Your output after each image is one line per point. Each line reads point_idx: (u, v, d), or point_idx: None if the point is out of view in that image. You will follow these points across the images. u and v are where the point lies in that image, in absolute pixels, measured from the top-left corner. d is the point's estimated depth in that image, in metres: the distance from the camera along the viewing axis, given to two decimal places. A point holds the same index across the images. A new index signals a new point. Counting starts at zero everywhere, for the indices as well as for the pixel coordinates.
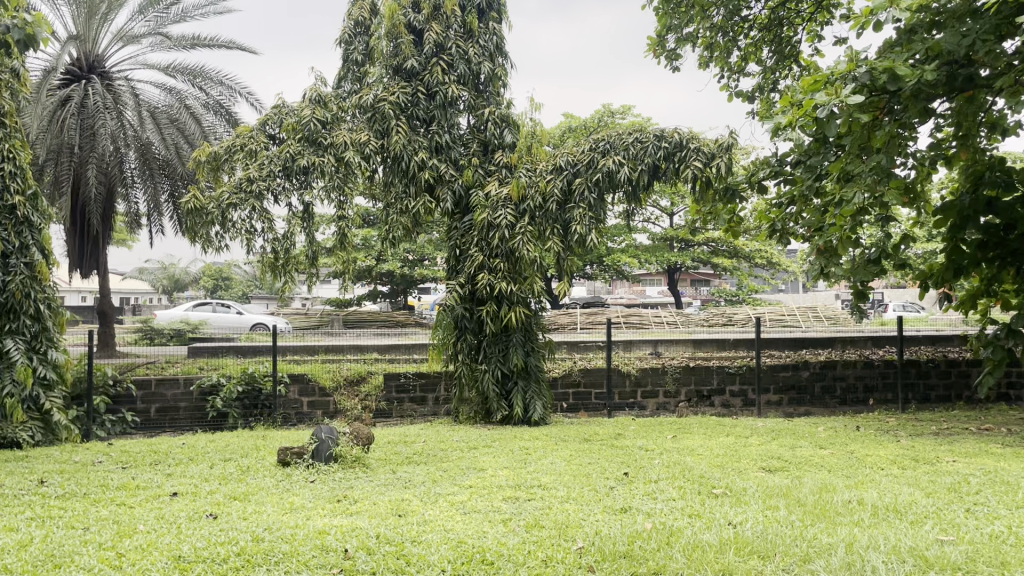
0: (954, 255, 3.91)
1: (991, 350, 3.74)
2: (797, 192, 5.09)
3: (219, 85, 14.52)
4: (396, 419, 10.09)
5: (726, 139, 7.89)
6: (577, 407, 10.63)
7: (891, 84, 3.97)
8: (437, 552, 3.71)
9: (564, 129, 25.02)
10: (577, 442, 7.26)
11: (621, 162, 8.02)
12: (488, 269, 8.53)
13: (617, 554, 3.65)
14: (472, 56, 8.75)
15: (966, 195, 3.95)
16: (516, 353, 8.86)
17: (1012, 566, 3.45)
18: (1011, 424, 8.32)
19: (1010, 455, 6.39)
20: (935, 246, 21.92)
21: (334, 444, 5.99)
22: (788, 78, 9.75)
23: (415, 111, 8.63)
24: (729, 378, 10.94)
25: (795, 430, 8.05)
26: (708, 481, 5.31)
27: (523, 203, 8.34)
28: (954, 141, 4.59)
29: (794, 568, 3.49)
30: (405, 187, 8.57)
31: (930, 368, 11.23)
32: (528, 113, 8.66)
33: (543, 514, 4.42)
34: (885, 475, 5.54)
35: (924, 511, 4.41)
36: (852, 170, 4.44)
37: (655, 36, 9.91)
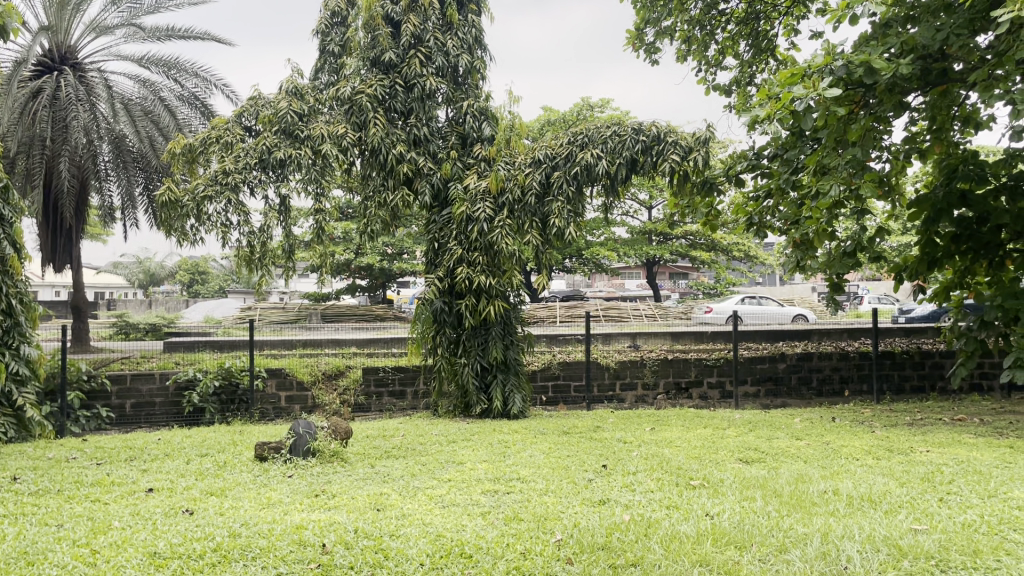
0: (928, 248, 4.06)
1: (963, 342, 3.86)
2: (773, 184, 5.18)
3: (194, 77, 14.38)
4: (375, 413, 10.07)
5: (703, 133, 7.95)
6: (557, 400, 10.63)
7: (868, 78, 4.06)
8: (415, 545, 3.70)
9: (543, 123, 25.03)
10: (555, 435, 7.24)
11: (600, 156, 8.03)
12: (467, 262, 8.53)
13: (595, 546, 3.66)
14: (450, 49, 8.71)
15: (940, 187, 4.02)
16: (495, 346, 8.84)
17: (983, 554, 3.49)
18: (983, 414, 8.43)
19: (983, 446, 6.47)
20: (909, 238, 22.14)
21: (312, 439, 5.96)
22: (765, 72, 9.83)
23: (392, 103, 8.53)
24: (707, 370, 11.02)
25: (772, 421, 8.11)
26: (685, 473, 5.34)
27: (502, 195, 8.33)
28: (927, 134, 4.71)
29: (771, 558, 3.52)
30: (383, 180, 8.50)
31: (905, 359, 11.35)
32: (507, 106, 8.58)
33: (521, 506, 4.42)
34: (859, 465, 5.60)
35: (898, 500, 4.47)
36: (829, 163, 4.48)
37: (634, 29, 9.93)
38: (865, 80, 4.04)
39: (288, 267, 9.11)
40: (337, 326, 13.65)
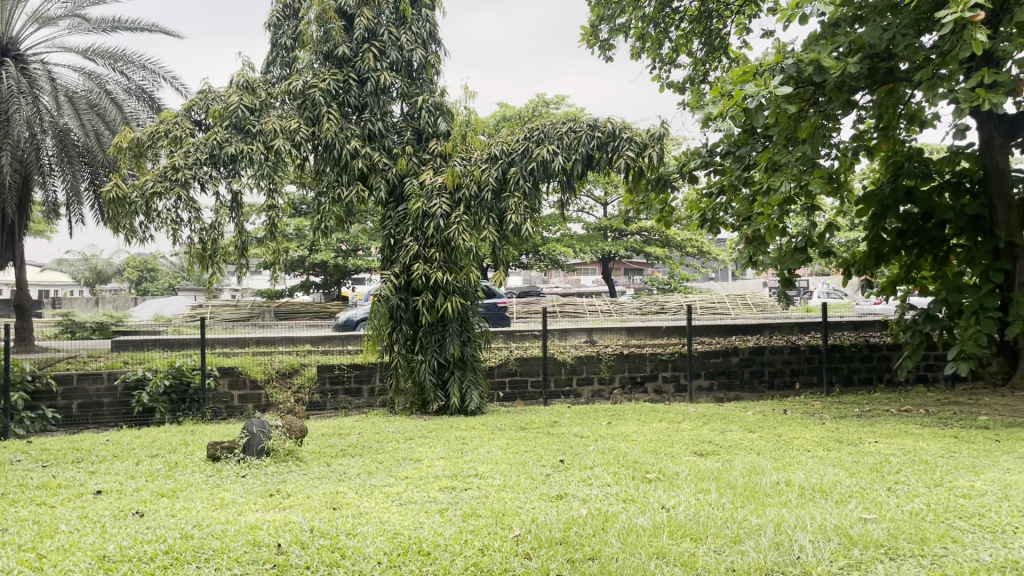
0: (876, 241, 8.40)
1: (913, 331, 8.03)
2: (730, 183, 7.31)
3: (141, 70, 14.09)
4: (330, 412, 9.96)
5: (657, 129, 8.05)
6: (514, 396, 10.64)
7: (818, 74, 6.12)
8: (372, 543, 3.68)
9: (499, 119, 25.00)
10: (513, 431, 7.26)
11: (556, 152, 8.05)
12: (424, 259, 8.46)
13: (553, 540, 3.68)
14: (404, 43, 8.66)
15: (887, 188, 8.19)
16: (452, 343, 8.79)
17: (930, 542, 3.58)
18: (929, 406, 8.66)
19: (929, 436, 6.65)
20: (856, 234, 22.57)
21: (267, 438, 5.86)
22: (718, 70, 10.02)
23: (346, 98, 8.44)
24: (662, 365, 11.13)
25: (725, 414, 8.25)
26: (641, 466, 5.39)
27: (458, 191, 8.30)
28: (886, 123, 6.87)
29: (725, 549, 3.57)
30: (337, 175, 8.40)
31: (853, 352, 11.59)
32: (462, 101, 8.55)
33: (479, 502, 4.42)
34: (810, 457, 5.71)
35: (848, 490, 4.57)
36: (780, 159, 6.59)
37: (589, 26, 9.98)
38: (819, 77, 6.13)
39: (241, 264, 8.97)
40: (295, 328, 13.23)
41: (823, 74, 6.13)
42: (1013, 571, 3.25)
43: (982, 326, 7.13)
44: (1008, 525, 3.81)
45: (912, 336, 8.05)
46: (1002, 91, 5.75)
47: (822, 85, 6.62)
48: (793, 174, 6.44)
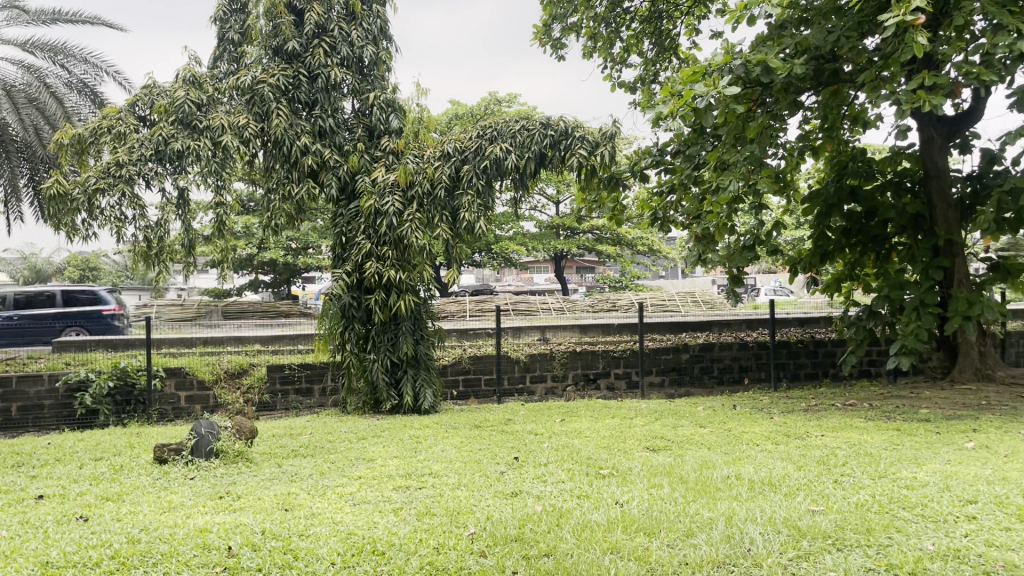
0: (821, 240, 8.60)
1: (858, 329, 8.25)
2: (680, 180, 7.38)
3: (83, 64, 13.68)
4: (281, 412, 9.82)
5: (609, 128, 8.12)
6: (467, 394, 10.63)
7: (766, 74, 6.24)
8: (325, 544, 3.63)
9: (451, 117, 24.91)
10: (467, 429, 7.25)
11: (508, 150, 8.07)
12: (376, 257, 8.39)
13: (508, 538, 3.69)
14: (355, 40, 8.56)
15: (833, 189, 8.37)
16: (405, 342, 8.73)
17: (876, 532, 3.67)
18: (873, 400, 8.90)
19: (873, 429, 6.83)
20: (802, 232, 23.03)
21: (216, 439, 5.75)
22: (668, 71, 10.16)
23: (296, 94, 8.31)
24: (614, 362, 11.23)
25: (677, 410, 8.35)
26: (595, 462, 5.43)
27: (411, 189, 8.28)
28: (831, 119, 7.01)
29: (678, 542, 3.61)
30: (287, 172, 8.29)
31: (799, 348, 11.83)
32: (414, 98, 8.49)
33: (434, 501, 4.41)
34: (760, 451, 5.81)
35: (797, 483, 4.67)
36: (729, 158, 6.72)
37: (541, 24, 10.00)
38: (766, 77, 6.25)
39: (187, 263, 8.78)
40: (243, 327, 13.01)
41: (770, 74, 6.27)
42: (955, 558, 3.36)
43: (922, 322, 7.35)
44: (950, 514, 3.93)
45: (856, 332, 8.28)
46: (941, 93, 5.94)
47: (769, 85, 6.76)
48: (741, 173, 6.56)
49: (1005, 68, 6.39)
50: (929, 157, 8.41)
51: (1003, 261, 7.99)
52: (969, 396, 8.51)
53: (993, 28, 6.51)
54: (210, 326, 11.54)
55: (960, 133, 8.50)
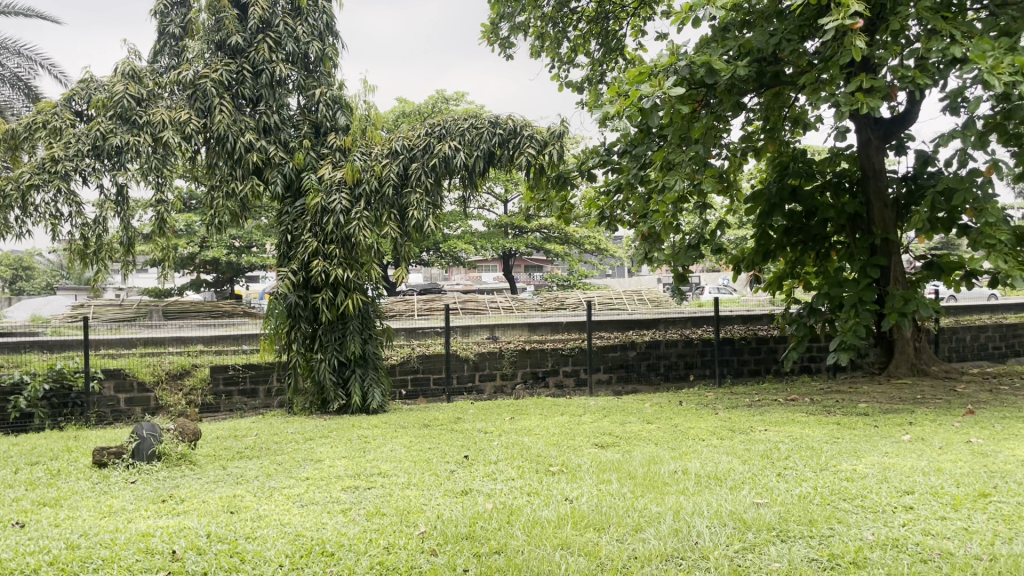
0: (763, 239, 8.79)
1: (798, 326, 8.45)
2: (628, 180, 7.47)
3: (16, 57, 13.26)
4: (225, 414, 9.64)
5: (558, 127, 8.17)
6: (416, 393, 10.58)
7: (710, 75, 6.36)
8: (273, 547, 3.58)
9: (398, 114, 24.75)
10: (416, 428, 7.21)
11: (457, 148, 8.07)
12: (323, 255, 8.30)
13: (459, 535, 3.69)
14: (300, 35, 8.43)
15: (775, 189, 8.55)
16: (353, 341, 8.65)
17: (818, 523, 3.76)
18: (813, 395, 9.13)
19: (813, 423, 7.01)
20: (744, 232, 23.47)
21: (157, 442, 5.61)
22: (614, 71, 10.26)
23: (240, 90, 8.18)
24: (562, 360, 11.31)
25: (625, 406, 8.45)
26: (544, 459, 5.45)
27: (358, 186, 8.19)
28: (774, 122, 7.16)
29: (627, 537, 3.66)
30: (230, 169, 8.14)
31: (743, 345, 12.07)
32: (362, 95, 8.41)
33: (383, 501, 4.38)
34: (705, 446, 5.92)
35: (741, 476, 4.76)
36: (674, 159, 6.83)
37: (488, 23, 10.00)
38: (710, 78, 6.37)
39: (126, 261, 8.55)
40: (183, 326, 12.71)
41: (714, 76, 6.40)
42: (894, 547, 3.46)
43: (860, 319, 7.56)
44: (888, 504, 4.06)
45: (797, 328, 8.49)
46: (878, 96, 6.13)
47: (713, 87, 6.89)
48: (686, 173, 6.68)
49: (937, 72, 6.62)
50: (867, 158, 8.64)
51: (936, 259, 8.27)
52: (904, 390, 8.78)
53: (926, 34, 6.73)
54: (151, 326, 11.30)
55: (895, 135, 8.78)
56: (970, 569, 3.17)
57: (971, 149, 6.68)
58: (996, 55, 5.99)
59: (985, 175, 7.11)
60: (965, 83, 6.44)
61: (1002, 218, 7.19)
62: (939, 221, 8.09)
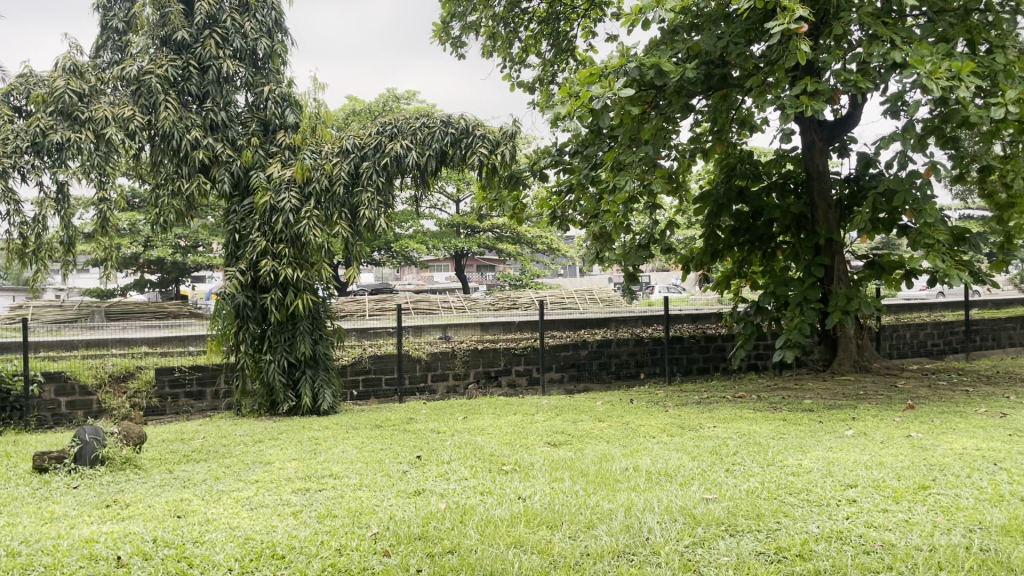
0: (711, 238, 8.95)
1: (745, 325, 8.62)
2: (579, 179, 7.52)
3: None
4: (171, 417, 9.45)
5: (510, 127, 8.20)
6: (368, 394, 10.50)
7: (660, 77, 6.45)
8: (221, 551, 3.52)
9: (348, 112, 24.52)
10: (368, 429, 7.17)
11: (408, 147, 8.03)
12: (272, 255, 8.18)
13: (412, 536, 3.67)
14: (248, 31, 8.27)
15: (723, 190, 8.73)
16: (303, 342, 8.55)
17: (765, 517, 3.84)
18: (760, 392, 9.31)
19: (760, 419, 7.15)
20: (694, 232, 23.81)
21: (101, 446, 5.49)
22: (565, 72, 10.32)
23: (186, 86, 8.00)
24: (515, 359, 11.34)
25: (577, 405, 8.50)
26: (498, 459, 5.46)
27: (308, 185, 8.11)
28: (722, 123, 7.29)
29: (579, 534, 3.68)
30: (176, 167, 7.97)
31: (692, 343, 12.24)
32: (312, 93, 8.32)
33: (335, 503, 4.34)
34: (656, 443, 5.99)
35: (691, 472, 4.83)
36: (625, 160, 6.91)
37: (440, 22, 9.97)
38: (660, 80, 6.45)
39: (67, 261, 8.33)
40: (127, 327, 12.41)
41: (663, 77, 6.50)
42: (838, 539, 3.55)
43: (805, 317, 7.74)
44: (832, 498, 4.16)
45: (744, 326, 8.65)
46: (822, 99, 6.28)
47: (662, 89, 6.99)
48: (636, 173, 6.76)
49: (878, 77, 6.80)
50: (812, 160, 8.83)
51: (877, 258, 8.50)
52: (848, 387, 9.00)
53: (868, 38, 6.92)
54: (94, 327, 11.03)
55: (838, 138, 8.99)
56: (911, 559, 3.27)
57: (911, 151, 6.88)
58: (934, 60, 6.18)
59: (923, 177, 7.34)
60: (905, 87, 6.63)
61: (940, 218, 7.42)
62: (880, 221, 8.31)
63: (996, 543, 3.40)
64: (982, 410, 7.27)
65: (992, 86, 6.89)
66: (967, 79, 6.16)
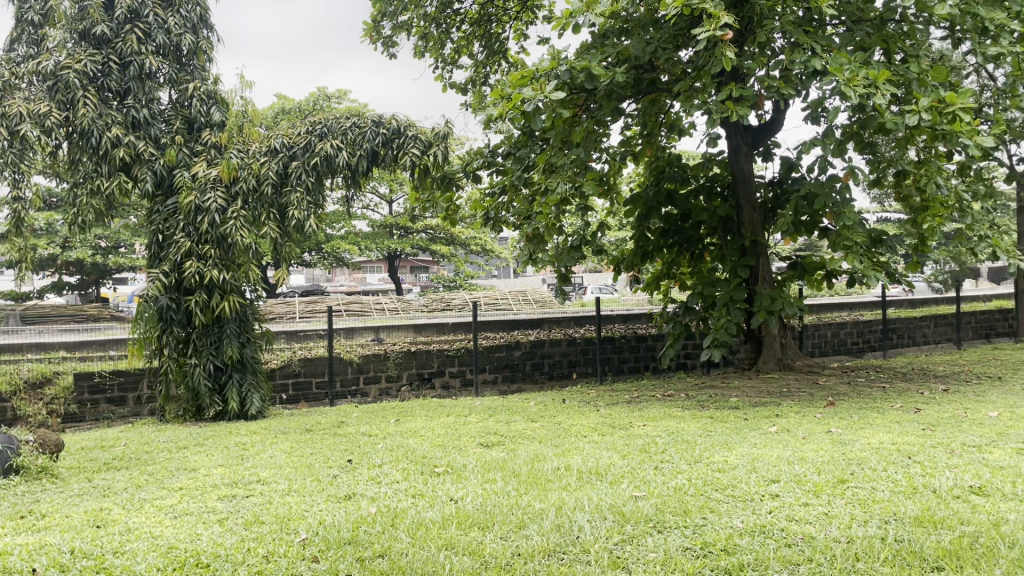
0: (641, 240, 9.09)
1: (674, 325, 8.81)
2: (511, 181, 7.55)
3: None
4: (90, 424, 9.11)
5: (442, 128, 8.19)
6: (297, 398, 10.32)
7: (590, 80, 6.54)
8: (143, 561, 3.42)
9: (278, 111, 24.08)
10: (297, 433, 7.05)
11: (339, 147, 7.93)
12: (197, 256, 7.98)
13: (341, 541, 3.62)
14: (172, 27, 8.07)
15: (652, 193, 8.88)
16: (229, 345, 8.32)
17: (692, 513, 3.92)
18: (689, 390, 9.49)
19: (688, 417, 7.28)
20: (625, 233, 24.12)
21: (15, 455, 5.24)
22: (497, 73, 10.35)
23: (106, 82, 7.73)
24: (449, 360, 11.31)
25: (509, 406, 8.51)
26: (430, 461, 5.44)
27: (235, 185, 7.95)
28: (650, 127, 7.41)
29: (510, 534, 3.70)
30: (95, 166, 7.71)
31: (623, 343, 12.40)
32: (238, 91, 8.16)
33: (262, 509, 4.25)
34: (588, 442, 6.04)
35: (621, 471, 4.90)
36: (556, 162, 6.97)
37: (370, 21, 9.87)
38: (590, 83, 6.55)
39: None
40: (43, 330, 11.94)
41: (593, 81, 6.60)
42: (761, 533, 3.65)
43: (731, 317, 7.94)
44: (756, 493, 4.28)
45: (673, 327, 8.83)
46: (747, 104, 6.46)
47: (593, 92, 7.11)
48: (567, 176, 6.83)
49: (800, 83, 7.02)
50: (738, 163, 9.04)
51: (799, 259, 8.76)
52: (772, 385, 9.25)
53: (790, 46, 7.14)
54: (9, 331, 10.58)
55: (763, 142, 9.22)
56: (830, 551, 3.38)
57: (830, 156, 7.12)
58: (852, 69, 6.42)
59: (842, 181, 7.60)
60: (824, 94, 6.85)
61: (858, 221, 7.69)
62: (802, 224, 8.56)
63: (910, 534, 3.54)
64: (897, 405, 7.56)
65: (905, 94, 7.19)
66: (883, 87, 6.41)
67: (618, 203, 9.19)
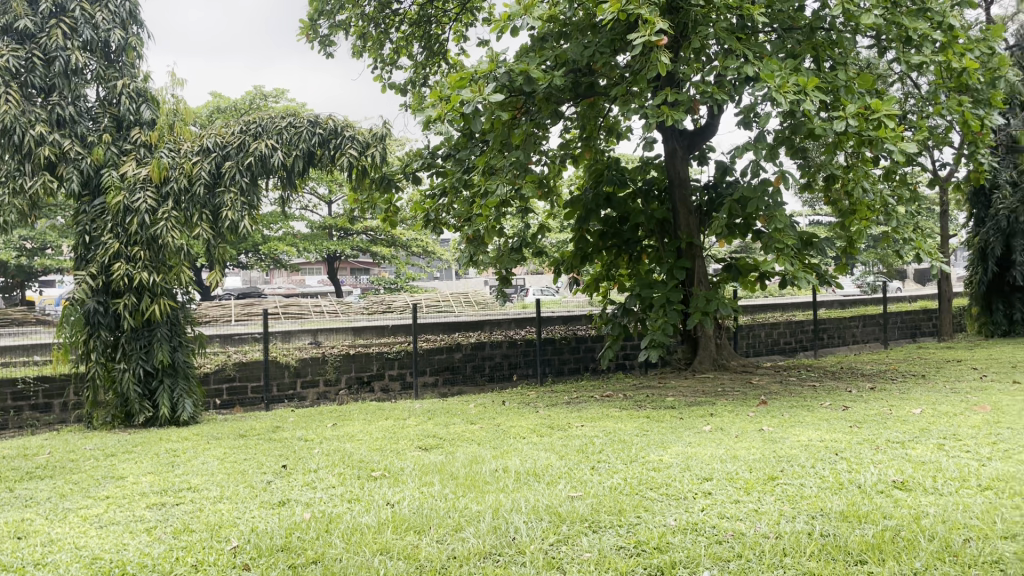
0: (580, 243, 9.15)
1: (612, 326, 8.91)
2: (451, 183, 7.54)
3: None
4: (13, 432, 8.76)
5: (380, 129, 8.14)
6: (232, 402, 10.12)
7: (529, 83, 6.58)
8: (65, 573, 3.30)
9: (213, 109, 23.60)
10: (231, 439, 6.90)
11: (274, 147, 7.82)
12: (126, 258, 7.75)
13: (273, 548, 3.56)
14: (99, 23, 7.84)
15: (590, 195, 8.96)
16: (160, 349, 8.10)
17: (626, 512, 3.96)
18: (627, 391, 9.60)
19: (626, 417, 7.37)
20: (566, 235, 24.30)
21: None
22: (437, 75, 10.34)
23: (29, 78, 7.47)
24: (388, 363, 11.25)
25: (449, 408, 8.50)
26: (367, 464, 5.40)
27: (166, 185, 7.74)
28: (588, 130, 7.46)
29: (447, 537, 3.69)
30: (17, 164, 7.44)
31: (563, 344, 12.49)
32: (169, 89, 7.96)
33: (192, 517, 4.15)
34: (526, 444, 6.05)
35: (558, 471, 4.93)
36: (496, 164, 6.99)
37: (307, 20, 9.74)
38: (529, 86, 6.60)
39: None
40: None
41: (532, 84, 6.64)
42: (693, 531, 3.71)
43: (668, 318, 8.06)
44: (689, 491, 4.35)
45: (612, 328, 8.93)
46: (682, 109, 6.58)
47: (531, 94, 7.15)
48: (506, 178, 6.85)
49: (733, 89, 7.18)
50: (674, 167, 9.18)
51: (733, 262, 8.93)
52: (708, 384, 9.43)
53: (723, 53, 7.30)
54: None
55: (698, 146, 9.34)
56: (759, 547, 3.45)
57: (762, 161, 7.28)
58: (783, 76, 6.60)
59: (774, 185, 7.78)
60: (756, 100, 7.01)
61: (789, 224, 7.87)
62: (735, 227, 8.74)
63: (835, 528, 3.65)
64: (827, 403, 7.77)
65: (833, 100, 7.41)
66: (812, 93, 6.60)
67: (557, 206, 9.25)
